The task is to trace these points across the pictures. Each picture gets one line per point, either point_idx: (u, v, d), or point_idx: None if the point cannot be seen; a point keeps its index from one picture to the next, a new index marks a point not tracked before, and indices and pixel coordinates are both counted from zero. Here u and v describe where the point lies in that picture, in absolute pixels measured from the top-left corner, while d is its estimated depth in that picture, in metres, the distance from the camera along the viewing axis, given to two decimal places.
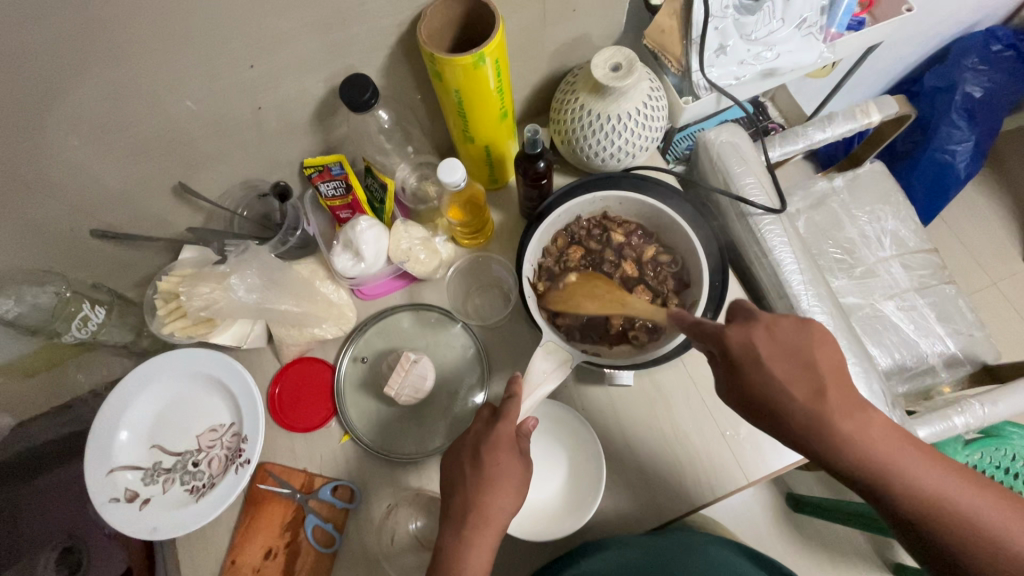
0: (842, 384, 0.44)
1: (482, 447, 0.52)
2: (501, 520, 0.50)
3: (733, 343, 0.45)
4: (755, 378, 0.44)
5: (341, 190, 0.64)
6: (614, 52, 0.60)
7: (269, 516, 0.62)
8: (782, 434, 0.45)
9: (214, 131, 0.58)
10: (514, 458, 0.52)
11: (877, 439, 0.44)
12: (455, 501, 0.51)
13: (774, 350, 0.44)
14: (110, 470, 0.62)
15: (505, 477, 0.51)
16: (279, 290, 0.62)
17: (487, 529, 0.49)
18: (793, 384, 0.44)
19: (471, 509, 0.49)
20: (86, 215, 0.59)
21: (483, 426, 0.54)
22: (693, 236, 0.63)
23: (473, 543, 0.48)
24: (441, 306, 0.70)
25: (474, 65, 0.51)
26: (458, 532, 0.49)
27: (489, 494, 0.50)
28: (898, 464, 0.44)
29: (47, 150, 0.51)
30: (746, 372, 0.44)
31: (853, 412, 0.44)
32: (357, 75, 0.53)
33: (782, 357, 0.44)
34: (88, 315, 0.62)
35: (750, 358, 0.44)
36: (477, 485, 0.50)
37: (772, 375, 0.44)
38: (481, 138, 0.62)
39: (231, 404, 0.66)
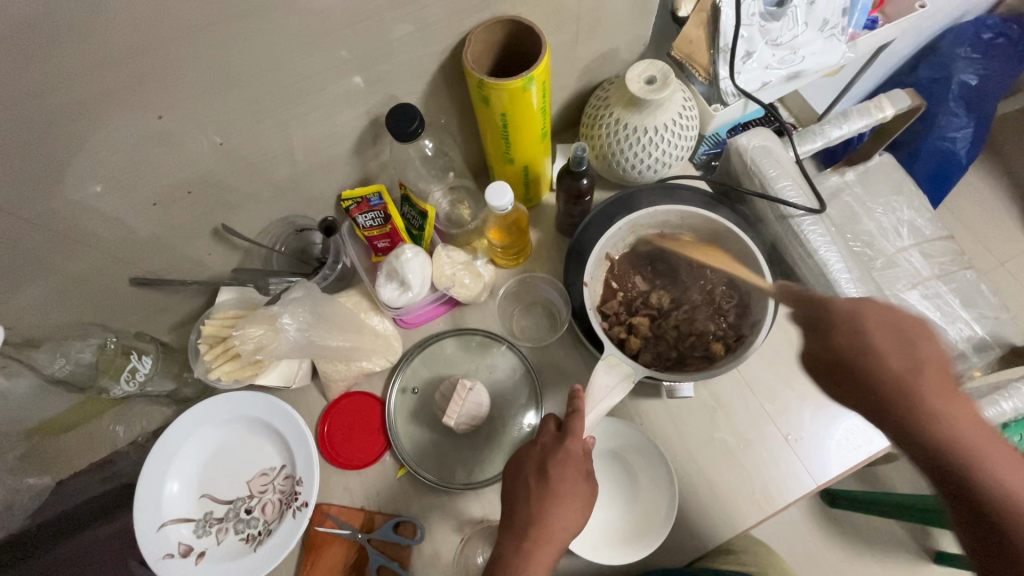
0: (944, 378, 0.44)
1: (548, 462, 0.51)
2: (563, 539, 0.48)
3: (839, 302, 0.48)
4: (848, 342, 0.46)
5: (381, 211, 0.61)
6: (647, 66, 0.61)
7: (331, 560, 0.60)
8: (840, 384, 0.47)
9: (254, 169, 0.57)
10: (577, 479, 0.50)
11: (969, 442, 0.42)
12: (518, 508, 0.50)
13: (881, 326, 0.46)
14: (161, 525, 0.60)
15: (569, 495, 0.49)
16: (327, 327, 0.60)
17: (548, 545, 0.48)
18: (889, 353, 0.45)
19: (534, 521, 0.49)
20: (126, 264, 0.58)
21: (549, 442, 0.53)
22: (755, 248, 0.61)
23: (532, 557, 0.47)
24: (484, 329, 0.68)
25: (522, 89, 0.51)
26: (525, 543, 0.48)
27: (552, 511, 0.49)
28: (987, 468, 0.42)
29: (92, 201, 0.50)
30: (836, 331, 0.47)
31: (953, 399, 0.43)
32: (402, 105, 0.53)
33: (885, 330, 0.46)
34: (135, 366, 0.60)
35: (846, 323, 0.47)
36: (542, 500, 0.49)
37: (871, 342, 0.45)
38: (521, 159, 0.62)
39: (281, 446, 0.64)
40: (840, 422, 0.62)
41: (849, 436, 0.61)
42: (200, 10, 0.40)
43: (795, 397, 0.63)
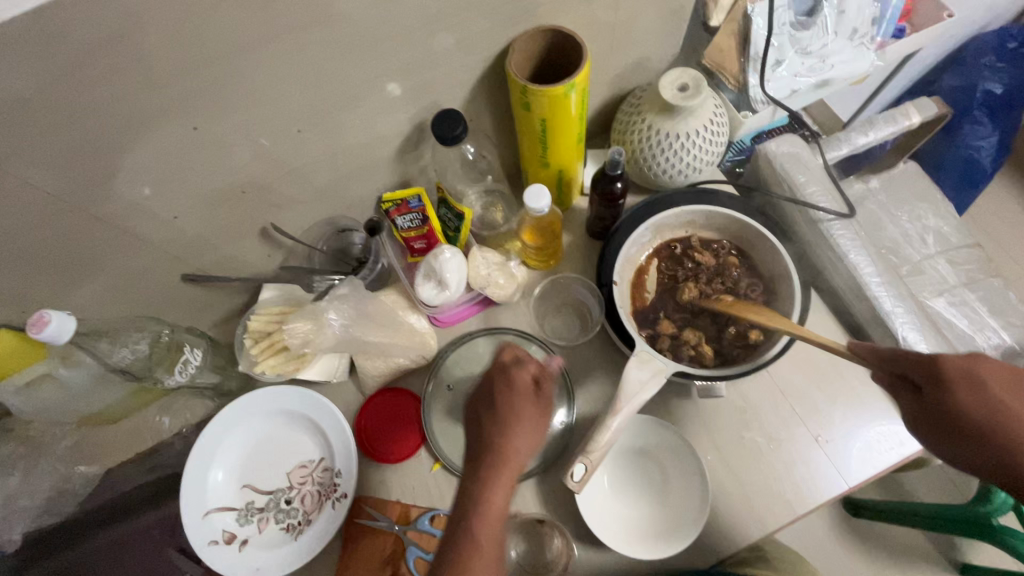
0: None
1: (481, 398, 0.51)
2: (519, 462, 0.47)
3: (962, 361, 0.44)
4: (971, 399, 0.42)
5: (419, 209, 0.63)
6: (680, 73, 0.63)
7: (368, 551, 0.62)
8: (961, 448, 0.43)
9: (302, 171, 0.60)
10: (537, 417, 0.50)
11: None
12: (481, 436, 0.49)
13: (1001, 386, 0.43)
14: (206, 513, 0.63)
15: (521, 419, 0.49)
16: (367, 324, 0.63)
17: (506, 470, 0.46)
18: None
19: (494, 451, 0.47)
20: (180, 260, 0.61)
21: (495, 374, 0.51)
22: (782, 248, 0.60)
23: (490, 482, 0.46)
24: (516, 329, 0.70)
25: (563, 95, 0.52)
26: (491, 469, 0.46)
27: (506, 432, 0.48)
28: None
29: (154, 199, 0.53)
30: (959, 391, 0.43)
31: None
32: (447, 111, 0.55)
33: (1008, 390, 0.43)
34: (188, 358, 0.62)
35: (969, 381, 0.43)
36: (492, 430, 0.48)
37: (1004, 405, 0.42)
38: (556, 163, 0.64)
39: (320, 439, 0.66)
40: (870, 423, 0.63)
41: (880, 438, 0.62)
42: (268, 21, 0.43)
43: (825, 399, 0.64)
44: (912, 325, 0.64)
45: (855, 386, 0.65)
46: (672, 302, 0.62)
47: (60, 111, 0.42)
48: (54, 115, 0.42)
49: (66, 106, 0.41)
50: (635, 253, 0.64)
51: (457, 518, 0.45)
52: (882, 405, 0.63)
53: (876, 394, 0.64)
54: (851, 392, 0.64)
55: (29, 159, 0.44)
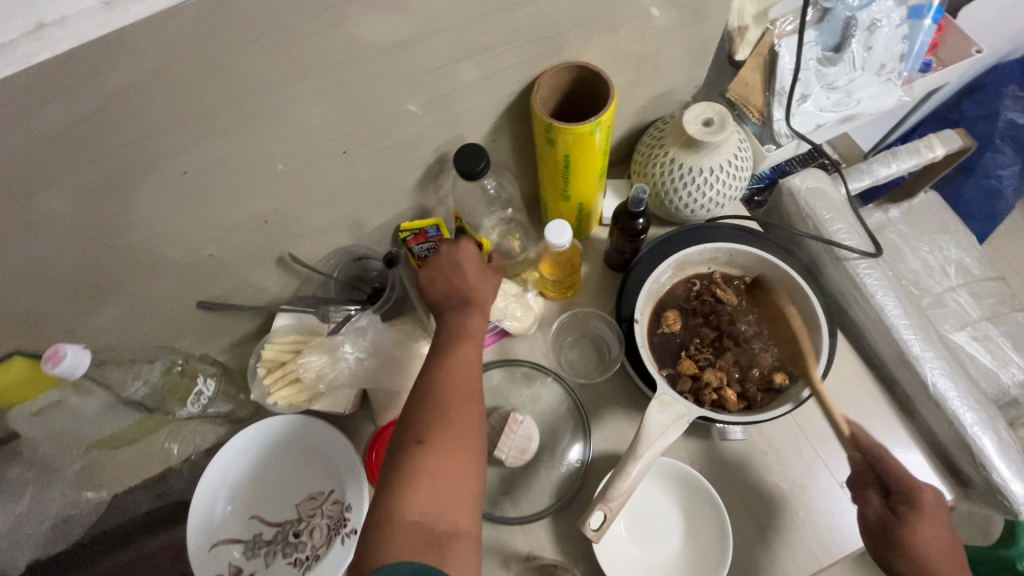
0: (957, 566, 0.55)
1: (444, 306, 0.58)
2: (472, 376, 0.52)
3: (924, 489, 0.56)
4: (917, 516, 0.55)
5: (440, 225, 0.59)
6: (704, 108, 0.62)
7: None
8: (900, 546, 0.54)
9: (321, 202, 0.59)
10: (489, 273, 0.60)
11: None
12: (444, 324, 0.56)
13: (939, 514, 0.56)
14: (213, 545, 0.61)
15: (476, 333, 0.55)
16: (380, 358, 0.63)
17: (461, 385, 0.50)
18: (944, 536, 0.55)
19: (454, 332, 0.55)
20: (196, 288, 0.60)
21: (444, 277, 0.58)
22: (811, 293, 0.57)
23: (450, 397, 0.49)
24: (531, 361, 0.69)
25: (588, 133, 0.52)
26: (454, 348, 0.53)
27: (461, 343, 0.54)
28: None
29: (174, 231, 0.53)
30: (915, 507, 0.55)
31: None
32: (470, 146, 0.55)
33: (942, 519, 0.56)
34: (201, 389, 0.61)
35: (926, 505, 0.55)
36: (448, 347, 0.54)
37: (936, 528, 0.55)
38: (577, 196, 0.63)
39: (330, 471, 0.65)
40: None
41: None
42: (295, 61, 0.43)
43: None
44: (943, 371, 0.61)
45: None
46: (695, 340, 0.61)
47: (86, 148, 0.41)
48: (80, 153, 0.41)
49: (92, 143, 0.41)
50: (656, 290, 0.62)
51: (423, 408, 0.49)
52: None
53: None
54: None
55: (52, 195, 0.43)
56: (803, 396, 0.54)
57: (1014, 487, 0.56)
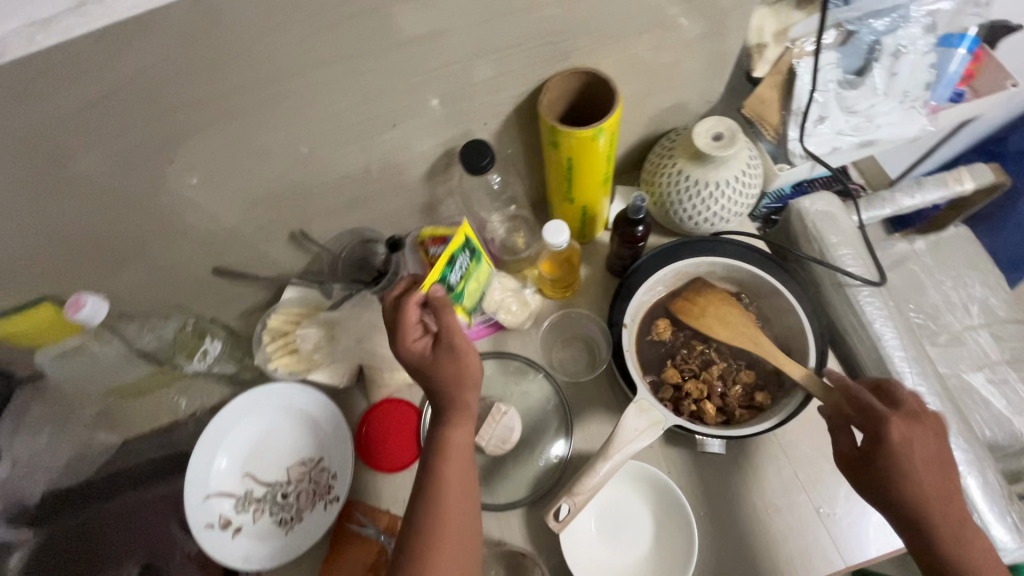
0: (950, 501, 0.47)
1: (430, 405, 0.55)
2: (458, 510, 0.50)
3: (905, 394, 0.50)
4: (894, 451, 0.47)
5: (468, 263, 0.59)
6: (716, 122, 0.63)
7: (352, 555, 0.63)
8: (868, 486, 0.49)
9: (334, 184, 0.62)
10: (452, 355, 0.50)
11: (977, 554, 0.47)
12: (430, 442, 0.54)
13: (922, 443, 0.47)
14: (207, 496, 0.65)
15: (460, 447, 0.53)
16: (386, 336, 0.64)
17: (446, 523, 0.50)
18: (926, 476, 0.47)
19: (435, 449, 0.53)
20: (213, 255, 0.64)
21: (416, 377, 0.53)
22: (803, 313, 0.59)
23: (436, 545, 0.49)
24: (523, 356, 0.71)
25: (591, 137, 0.53)
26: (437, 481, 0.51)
27: (439, 488, 0.51)
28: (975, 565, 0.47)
29: (194, 199, 0.56)
30: (888, 441, 0.47)
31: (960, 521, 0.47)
32: (476, 141, 0.56)
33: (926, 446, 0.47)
34: (207, 348, 0.68)
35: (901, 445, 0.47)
36: (430, 482, 0.52)
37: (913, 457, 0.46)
38: (580, 199, 0.64)
39: (321, 439, 0.68)
40: None
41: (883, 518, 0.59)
42: (314, 50, 0.46)
43: (832, 470, 0.61)
44: (937, 407, 0.60)
45: None
46: (683, 350, 0.61)
47: (118, 116, 0.45)
48: (113, 120, 0.45)
49: (124, 112, 0.45)
50: (649, 297, 0.63)
51: (409, 543, 0.49)
52: None
53: None
54: None
55: (87, 156, 0.47)
56: (784, 408, 0.55)
57: (997, 531, 0.55)
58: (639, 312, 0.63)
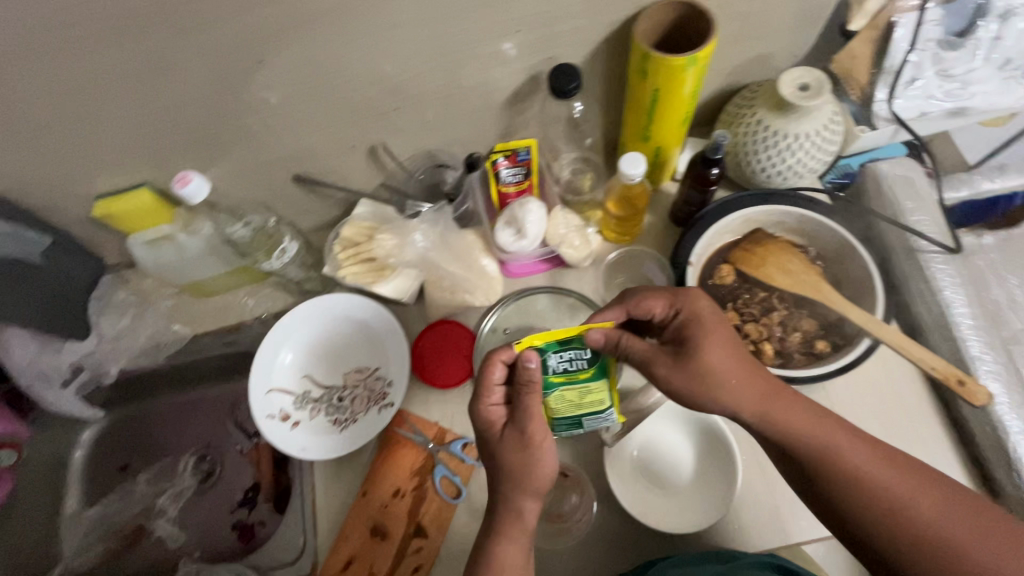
0: (835, 432, 0.48)
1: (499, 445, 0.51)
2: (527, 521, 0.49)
3: (702, 315, 0.50)
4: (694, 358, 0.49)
5: (581, 363, 0.50)
6: (805, 72, 0.61)
7: (401, 459, 0.66)
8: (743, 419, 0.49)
9: (418, 102, 0.63)
10: (520, 449, 0.49)
11: (885, 482, 0.46)
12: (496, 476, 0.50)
13: (717, 348, 0.49)
14: (269, 390, 0.69)
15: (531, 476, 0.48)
16: (447, 252, 0.70)
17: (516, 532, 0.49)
18: (739, 391, 0.48)
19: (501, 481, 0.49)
20: (296, 161, 0.67)
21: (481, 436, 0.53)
22: (875, 271, 0.58)
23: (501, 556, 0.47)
24: (579, 293, 0.72)
25: (683, 68, 0.53)
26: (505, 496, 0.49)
27: (507, 509, 0.49)
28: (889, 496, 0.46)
29: (288, 99, 0.58)
30: (694, 349, 0.49)
31: (862, 450, 0.47)
32: (564, 65, 0.58)
33: (721, 352, 0.48)
34: (284, 248, 0.71)
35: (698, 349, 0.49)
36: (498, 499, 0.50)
37: (720, 363, 0.48)
38: (656, 139, 0.65)
39: (379, 351, 0.72)
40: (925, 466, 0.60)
41: None
42: None
43: (882, 431, 0.62)
44: (998, 377, 0.60)
45: (918, 427, 0.62)
46: (744, 295, 0.61)
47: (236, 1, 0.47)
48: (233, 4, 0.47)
49: None
50: (716, 240, 0.64)
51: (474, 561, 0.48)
52: (940, 452, 0.61)
53: (936, 439, 0.61)
54: (910, 431, 0.62)
55: (204, 39, 0.50)
56: (840, 360, 0.55)
57: None
58: (709, 254, 0.63)
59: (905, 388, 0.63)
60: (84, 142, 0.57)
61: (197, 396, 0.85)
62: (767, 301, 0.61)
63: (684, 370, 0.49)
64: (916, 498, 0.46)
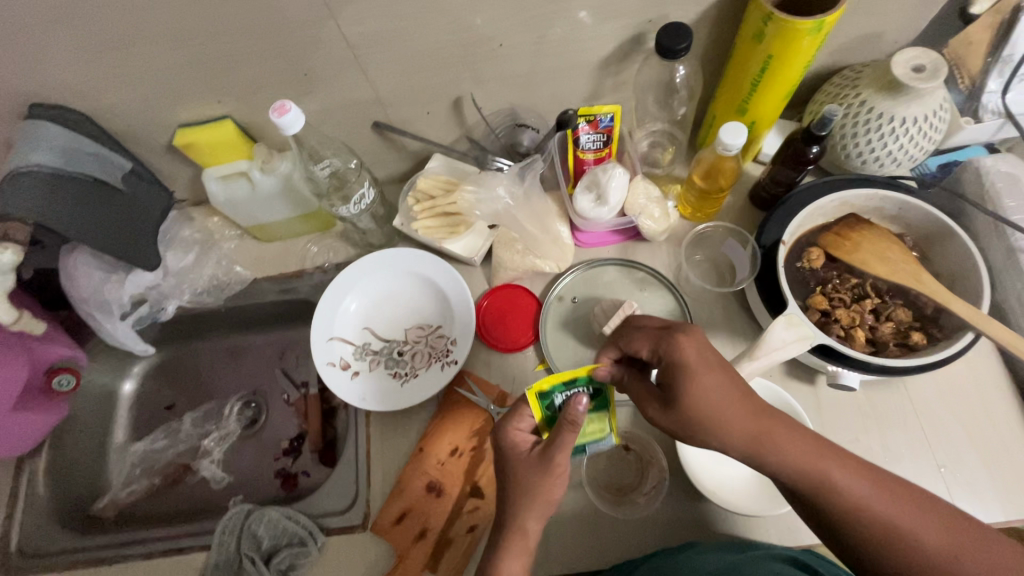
0: (835, 461, 0.42)
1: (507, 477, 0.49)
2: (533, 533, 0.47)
3: (687, 358, 0.43)
4: (676, 385, 0.43)
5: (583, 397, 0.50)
6: (920, 53, 0.58)
7: (459, 418, 0.65)
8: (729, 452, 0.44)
9: (512, 56, 0.61)
10: (543, 475, 0.47)
11: (889, 516, 0.40)
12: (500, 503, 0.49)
13: (696, 378, 0.43)
14: (331, 338, 0.69)
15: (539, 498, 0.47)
16: (528, 211, 0.67)
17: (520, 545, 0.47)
18: (730, 419, 0.42)
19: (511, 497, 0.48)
20: (378, 107, 0.65)
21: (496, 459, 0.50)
22: (983, 266, 0.55)
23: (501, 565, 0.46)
24: (650, 267, 0.70)
25: (806, 32, 0.50)
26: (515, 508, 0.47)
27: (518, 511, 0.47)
28: (897, 534, 0.40)
29: (385, 39, 0.57)
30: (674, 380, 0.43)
31: (864, 483, 0.41)
32: (675, 24, 0.55)
33: (705, 381, 0.43)
34: (363, 194, 0.67)
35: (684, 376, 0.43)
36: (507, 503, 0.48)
37: (703, 395, 0.43)
38: (753, 112, 0.62)
39: (443, 308, 0.71)
40: (1008, 471, 0.58)
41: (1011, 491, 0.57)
42: None
43: (963, 434, 0.60)
44: None
45: (1000, 433, 0.60)
46: (836, 280, 0.60)
47: None
48: None
49: None
50: (810, 222, 0.61)
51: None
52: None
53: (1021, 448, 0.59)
54: (993, 436, 0.59)
55: None
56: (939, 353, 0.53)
57: None
58: (799, 236, 0.61)
59: (989, 393, 0.61)
60: (176, 67, 0.56)
61: (249, 341, 0.85)
62: (859, 288, 0.59)
63: (670, 413, 0.44)
64: (929, 533, 0.39)
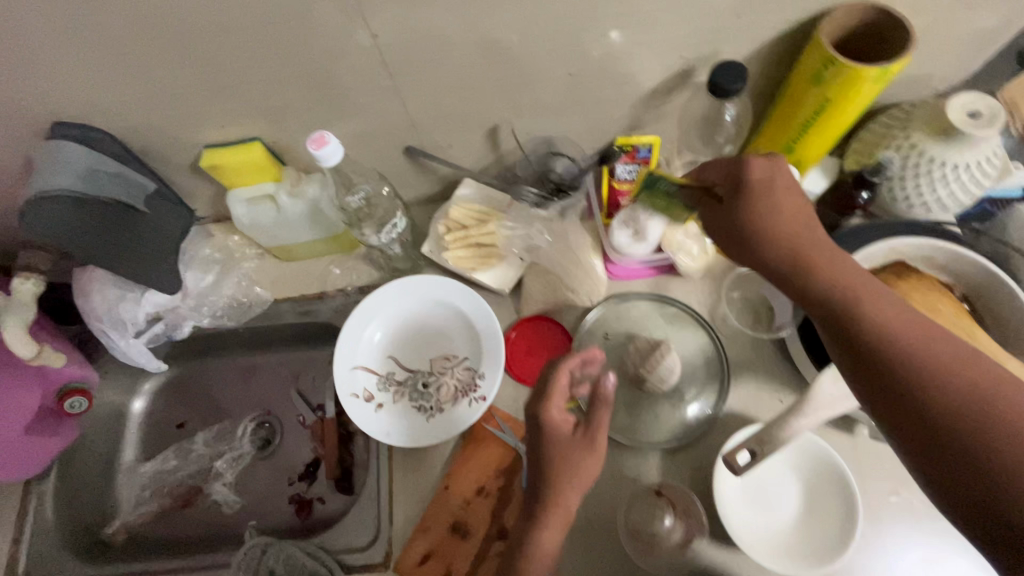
0: (866, 287, 0.43)
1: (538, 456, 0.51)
2: (569, 510, 0.51)
3: (753, 179, 0.46)
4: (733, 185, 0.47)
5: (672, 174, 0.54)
6: (978, 98, 0.56)
7: (487, 456, 0.63)
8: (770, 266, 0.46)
9: (555, 86, 0.59)
10: (587, 452, 0.51)
11: (922, 336, 0.40)
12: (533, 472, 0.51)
13: (751, 168, 0.47)
14: (354, 367, 0.67)
15: (579, 474, 0.50)
16: (564, 246, 0.67)
17: (559, 522, 0.50)
18: (775, 205, 0.46)
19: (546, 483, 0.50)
20: (413, 133, 0.63)
21: (531, 435, 0.52)
22: None
23: (547, 530, 0.50)
24: (683, 303, 0.68)
25: (869, 79, 0.48)
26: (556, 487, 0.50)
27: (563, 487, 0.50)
28: (939, 361, 0.39)
29: (429, 67, 0.55)
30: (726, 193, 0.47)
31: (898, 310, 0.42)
32: (730, 64, 0.53)
33: (762, 172, 0.47)
34: (395, 223, 0.65)
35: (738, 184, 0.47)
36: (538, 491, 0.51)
37: (760, 200, 0.46)
38: (801, 152, 0.60)
39: (470, 339, 0.68)
40: None
41: None
42: None
43: None
44: None
45: None
46: None
47: None
48: None
49: None
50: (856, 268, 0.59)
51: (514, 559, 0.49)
52: None
53: None
54: None
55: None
56: None
57: None
58: None
59: None
60: (209, 89, 0.54)
61: (262, 360, 0.83)
62: None
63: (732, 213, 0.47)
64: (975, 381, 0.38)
